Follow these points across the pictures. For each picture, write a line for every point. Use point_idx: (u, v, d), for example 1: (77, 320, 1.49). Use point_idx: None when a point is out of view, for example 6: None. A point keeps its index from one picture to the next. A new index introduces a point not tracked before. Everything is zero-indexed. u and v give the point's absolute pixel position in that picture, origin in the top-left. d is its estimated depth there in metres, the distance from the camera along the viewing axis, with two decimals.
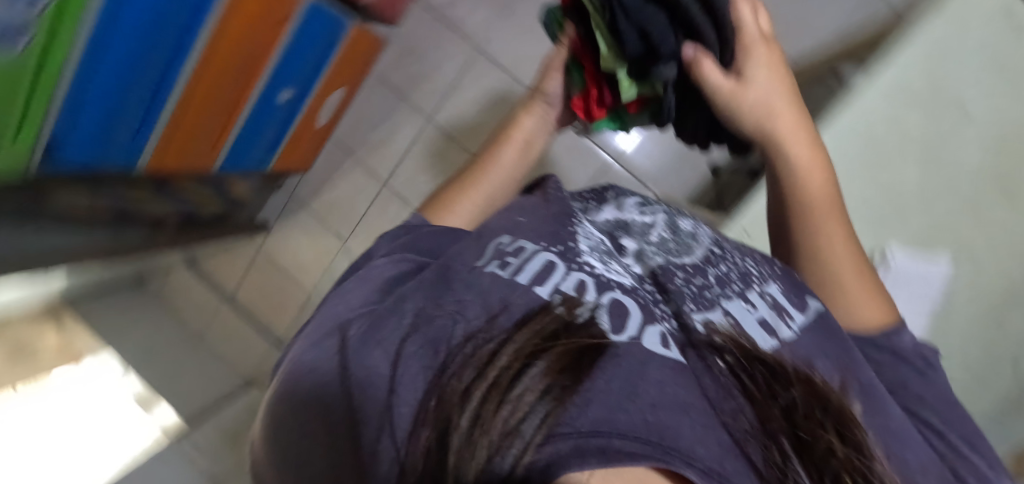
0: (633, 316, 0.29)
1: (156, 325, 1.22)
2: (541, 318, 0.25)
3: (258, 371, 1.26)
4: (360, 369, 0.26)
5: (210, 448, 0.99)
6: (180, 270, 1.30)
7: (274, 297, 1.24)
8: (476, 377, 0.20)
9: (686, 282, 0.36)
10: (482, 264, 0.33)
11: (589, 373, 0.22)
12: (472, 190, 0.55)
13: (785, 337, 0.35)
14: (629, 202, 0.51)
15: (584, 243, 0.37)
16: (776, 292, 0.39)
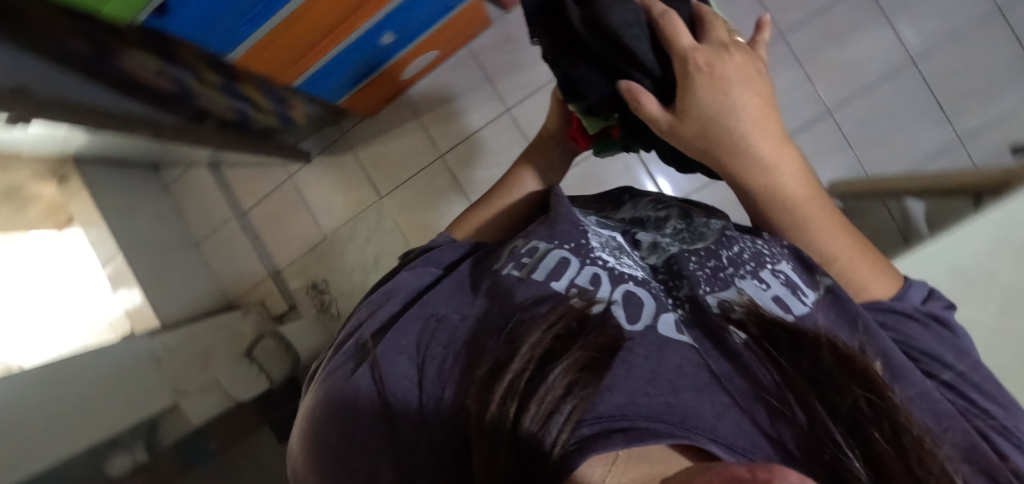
0: (648, 307, 0.37)
1: (158, 216, 1.18)
2: (555, 319, 0.34)
3: (246, 297, 1.21)
4: (398, 371, 0.37)
5: (176, 359, 0.93)
6: (199, 169, 1.19)
7: (288, 229, 1.19)
8: (515, 374, 0.29)
9: (700, 265, 0.41)
10: (503, 268, 0.44)
11: (608, 367, 0.30)
12: (494, 206, 0.62)
13: (799, 313, 0.38)
14: (643, 203, 0.58)
15: (594, 241, 0.45)
16: (790, 269, 0.41)
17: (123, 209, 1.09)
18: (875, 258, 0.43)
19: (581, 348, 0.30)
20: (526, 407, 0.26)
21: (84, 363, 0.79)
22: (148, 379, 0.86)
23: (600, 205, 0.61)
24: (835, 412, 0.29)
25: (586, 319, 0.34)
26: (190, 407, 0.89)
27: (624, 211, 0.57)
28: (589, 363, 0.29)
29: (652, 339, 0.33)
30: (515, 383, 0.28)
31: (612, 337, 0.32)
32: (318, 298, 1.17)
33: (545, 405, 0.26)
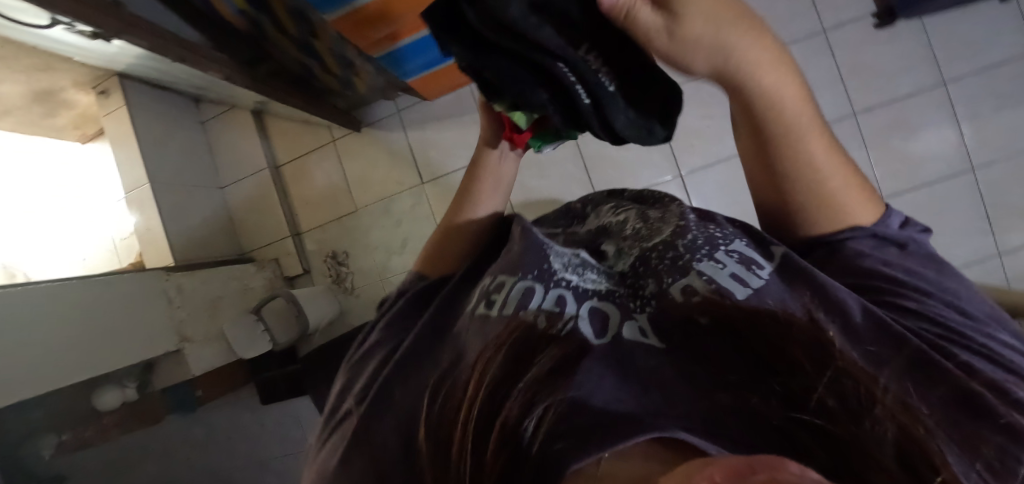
0: (613, 316, 0.39)
1: (186, 150, 1.12)
2: (508, 335, 0.35)
3: (260, 252, 1.17)
4: (379, 434, 0.37)
5: (190, 304, 0.90)
6: (237, 114, 1.16)
7: (319, 193, 1.15)
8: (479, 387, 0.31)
9: (658, 263, 0.41)
10: (473, 309, 0.42)
11: (566, 379, 0.32)
12: (456, 232, 0.57)
13: (757, 285, 0.35)
14: (608, 207, 0.55)
15: (556, 262, 0.42)
16: (743, 245, 0.40)
17: (158, 138, 1.05)
18: (857, 174, 0.36)
19: (543, 364, 0.32)
20: (500, 413, 0.29)
21: (98, 289, 0.76)
22: (152, 320, 0.83)
23: (567, 222, 0.59)
24: (805, 383, 0.27)
25: (550, 337, 0.35)
26: (192, 355, 0.88)
27: (591, 221, 0.55)
28: (547, 379, 0.31)
29: (621, 349, 0.36)
30: (484, 395, 0.30)
31: (572, 349, 0.34)
32: (335, 269, 1.14)
33: (509, 414, 0.29)
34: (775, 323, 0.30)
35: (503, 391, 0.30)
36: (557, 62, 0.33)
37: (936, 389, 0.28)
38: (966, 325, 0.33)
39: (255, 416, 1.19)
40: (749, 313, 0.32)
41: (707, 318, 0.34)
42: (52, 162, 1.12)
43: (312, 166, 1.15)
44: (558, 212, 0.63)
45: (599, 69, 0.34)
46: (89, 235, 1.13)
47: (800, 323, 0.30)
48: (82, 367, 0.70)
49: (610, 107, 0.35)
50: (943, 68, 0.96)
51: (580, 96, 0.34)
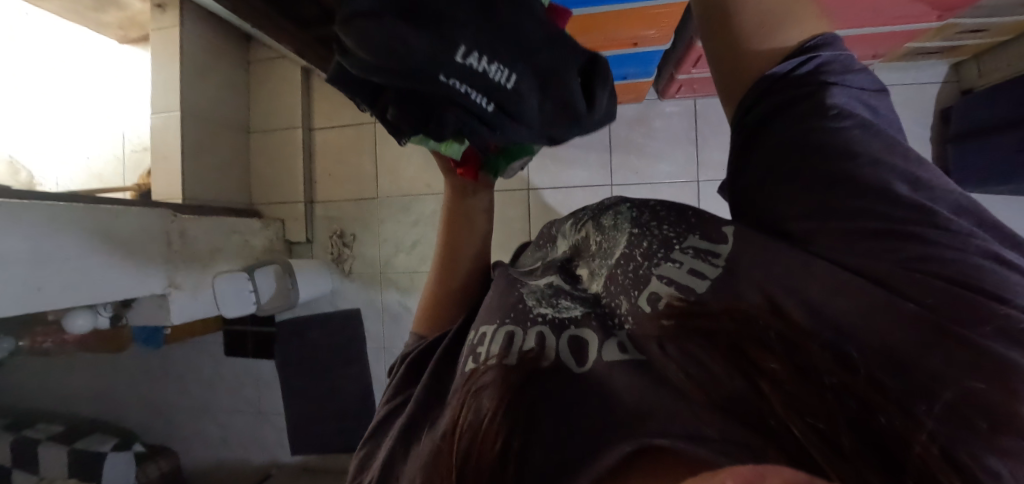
0: (593, 340, 0.32)
1: (225, 86, 1.09)
2: (478, 372, 0.33)
3: (269, 208, 1.15)
4: None
5: (189, 251, 0.89)
6: (287, 65, 1.12)
7: (344, 169, 1.13)
8: (457, 434, 0.30)
9: (623, 274, 0.33)
10: (462, 368, 0.35)
11: (548, 412, 0.29)
12: (445, 284, 0.51)
13: (715, 272, 0.29)
14: (570, 220, 0.47)
15: (529, 299, 0.37)
16: (699, 240, 0.31)
17: (201, 69, 1.02)
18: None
19: (498, 384, 0.31)
20: (470, 456, 0.29)
21: (103, 217, 0.75)
22: (148, 260, 0.82)
23: (540, 250, 0.50)
24: (775, 381, 0.24)
25: (526, 369, 0.31)
26: (176, 302, 0.86)
27: (561, 243, 0.46)
28: (514, 406, 0.30)
29: (599, 368, 0.30)
30: (465, 429, 0.30)
31: (527, 373, 0.31)
32: (337, 248, 1.13)
33: (488, 438, 0.29)
34: (741, 322, 0.26)
35: (480, 418, 0.30)
36: (441, 77, 0.25)
37: (900, 337, 0.23)
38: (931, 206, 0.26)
39: (214, 366, 1.16)
40: (712, 320, 0.27)
41: (671, 317, 0.29)
42: (86, 57, 1.07)
43: (345, 141, 1.12)
44: (537, 239, 0.54)
45: (490, 68, 0.26)
46: (100, 140, 1.07)
47: (762, 318, 0.26)
48: (59, 297, 0.68)
49: (518, 109, 0.29)
50: None
51: (481, 105, 0.28)
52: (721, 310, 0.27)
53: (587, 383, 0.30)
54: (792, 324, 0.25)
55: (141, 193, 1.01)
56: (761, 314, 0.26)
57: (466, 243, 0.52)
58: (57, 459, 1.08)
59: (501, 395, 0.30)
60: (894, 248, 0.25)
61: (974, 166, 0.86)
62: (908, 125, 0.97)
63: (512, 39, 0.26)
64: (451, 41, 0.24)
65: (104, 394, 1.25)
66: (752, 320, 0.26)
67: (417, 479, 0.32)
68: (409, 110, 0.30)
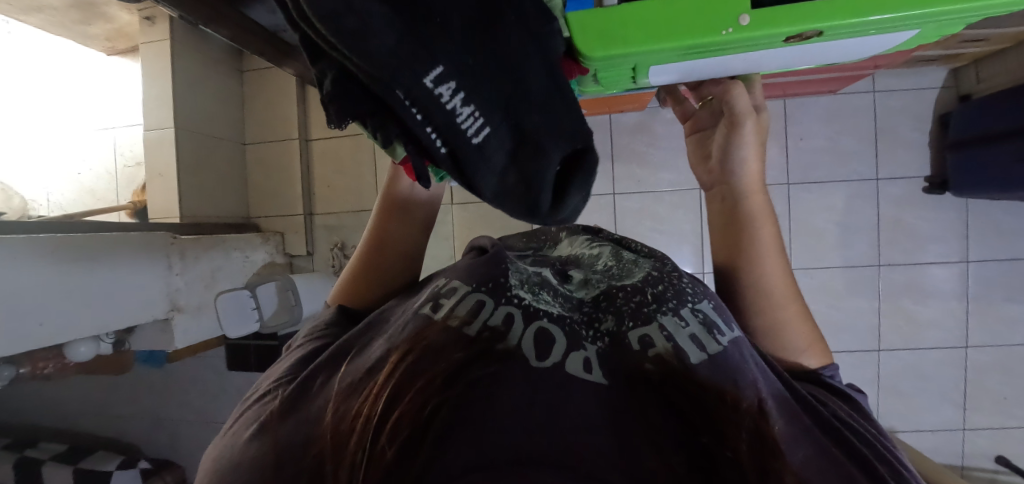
0: (560, 343, 0.31)
1: (220, 99, 1.06)
2: (435, 327, 0.32)
3: (267, 220, 1.14)
4: (287, 435, 0.28)
5: (193, 276, 0.91)
6: (282, 75, 1.10)
7: (344, 180, 1.11)
8: (391, 380, 0.29)
9: (624, 302, 0.34)
10: (418, 306, 0.35)
11: (493, 382, 0.28)
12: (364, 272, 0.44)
13: (717, 349, 0.30)
14: (582, 235, 0.49)
15: (512, 278, 0.36)
16: (711, 309, 0.33)
17: (194, 83, 0.99)
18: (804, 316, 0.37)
19: (452, 348, 0.30)
20: (398, 408, 0.28)
21: (105, 245, 0.74)
22: (149, 285, 0.82)
23: (535, 244, 0.52)
24: (734, 466, 0.25)
25: (484, 342, 0.31)
26: (180, 326, 0.87)
27: (562, 248, 0.49)
28: (457, 375, 0.29)
29: (557, 379, 0.29)
30: (399, 379, 0.29)
31: (479, 346, 0.30)
32: (339, 260, 1.11)
33: (418, 400, 0.28)
34: (727, 406, 0.27)
35: (417, 377, 0.29)
36: (397, 93, 0.21)
37: None
38: (866, 428, 0.31)
39: (217, 380, 1.16)
40: (698, 389, 0.28)
41: (655, 366, 0.30)
42: (71, 69, 1.04)
43: (344, 151, 1.10)
44: (532, 232, 0.56)
45: (462, 111, 0.23)
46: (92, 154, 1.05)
47: (745, 411, 0.27)
48: (64, 330, 0.68)
49: (474, 170, 0.24)
50: (970, 246, 0.97)
51: (432, 144, 0.23)
52: (711, 379, 0.28)
53: (543, 377, 0.29)
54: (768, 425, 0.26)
55: (137, 211, 0.99)
56: (746, 407, 0.27)
57: (394, 235, 0.44)
58: (63, 479, 1.08)
59: (450, 358, 0.29)
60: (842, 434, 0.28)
61: (974, 173, 0.87)
62: (905, 131, 0.98)
63: (498, 88, 0.24)
64: (427, 59, 0.21)
65: (107, 409, 1.24)
66: (736, 408, 0.27)
67: (336, 402, 0.29)
68: (343, 100, 0.23)
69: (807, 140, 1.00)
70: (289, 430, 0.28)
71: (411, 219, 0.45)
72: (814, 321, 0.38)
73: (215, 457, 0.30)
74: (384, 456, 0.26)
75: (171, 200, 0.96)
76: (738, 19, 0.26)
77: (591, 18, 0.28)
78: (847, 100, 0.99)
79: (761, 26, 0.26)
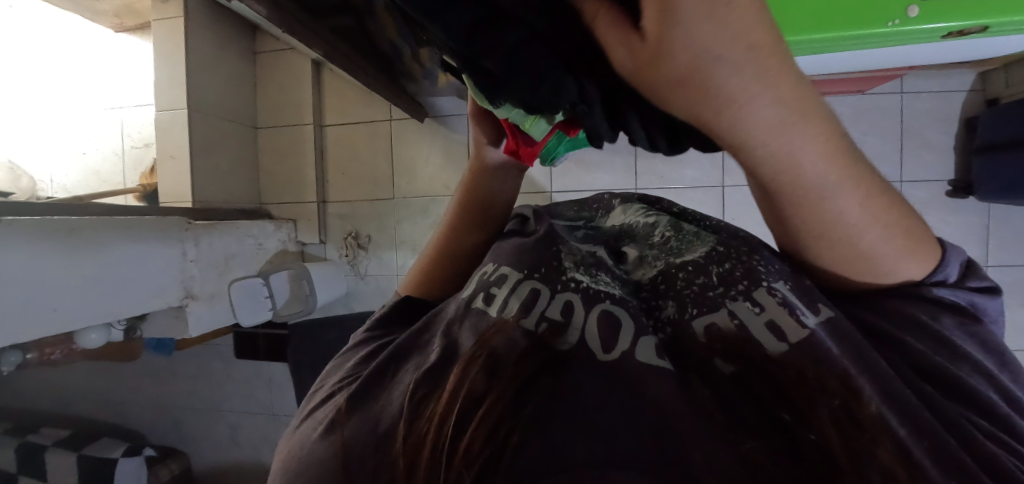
0: (626, 327, 0.27)
1: (234, 80, 1.03)
2: (491, 326, 0.29)
3: (280, 207, 1.11)
4: (355, 436, 0.26)
5: (206, 263, 0.88)
6: (296, 57, 1.06)
7: (359, 168, 1.08)
8: (453, 388, 0.26)
9: (685, 284, 0.29)
10: (468, 299, 0.32)
11: (561, 382, 0.25)
12: (437, 262, 0.42)
13: (803, 327, 0.24)
14: (637, 204, 0.44)
15: (565, 259, 0.32)
16: (789, 289, 0.26)
17: (207, 62, 0.96)
18: (895, 205, 0.21)
19: (516, 353, 0.27)
20: (460, 418, 0.25)
21: (120, 228, 0.72)
22: (164, 271, 0.80)
23: (586, 212, 0.48)
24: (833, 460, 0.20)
25: (546, 342, 0.27)
26: (194, 313, 0.85)
27: (614, 217, 0.44)
28: (519, 376, 0.26)
29: (627, 368, 0.25)
30: (463, 386, 0.26)
31: (542, 348, 0.27)
32: (352, 249, 1.08)
33: (486, 406, 0.25)
34: (813, 390, 0.22)
35: (480, 382, 0.26)
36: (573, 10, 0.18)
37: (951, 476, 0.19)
38: (961, 363, 0.23)
39: (225, 369, 1.13)
40: (780, 376, 0.23)
41: (728, 356, 0.25)
42: (79, 45, 1.00)
43: (360, 138, 1.07)
44: (586, 202, 0.51)
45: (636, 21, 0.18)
46: (97, 135, 1.01)
47: (833, 395, 0.22)
48: (78, 316, 0.66)
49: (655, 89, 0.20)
50: (990, 251, 0.97)
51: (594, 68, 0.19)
52: (793, 361, 0.23)
53: (612, 374, 0.25)
54: (868, 411, 0.21)
55: (147, 195, 0.96)
56: (833, 391, 0.22)
57: (466, 229, 0.42)
58: (66, 466, 1.05)
59: (514, 368, 0.26)
60: (942, 373, 0.23)
61: (1000, 178, 0.86)
62: (931, 133, 0.97)
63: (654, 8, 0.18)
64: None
65: (111, 396, 1.22)
66: (821, 392, 0.22)
67: (403, 405, 0.27)
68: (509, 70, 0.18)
69: None
70: (359, 428, 0.27)
71: (482, 214, 0.42)
72: (917, 236, 0.23)
73: (285, 457, 0.28)
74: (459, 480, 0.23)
75: (184, 184, 0.93)
76: (907, 12, 0.36)
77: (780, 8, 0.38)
78: (873, 100, 0.97)
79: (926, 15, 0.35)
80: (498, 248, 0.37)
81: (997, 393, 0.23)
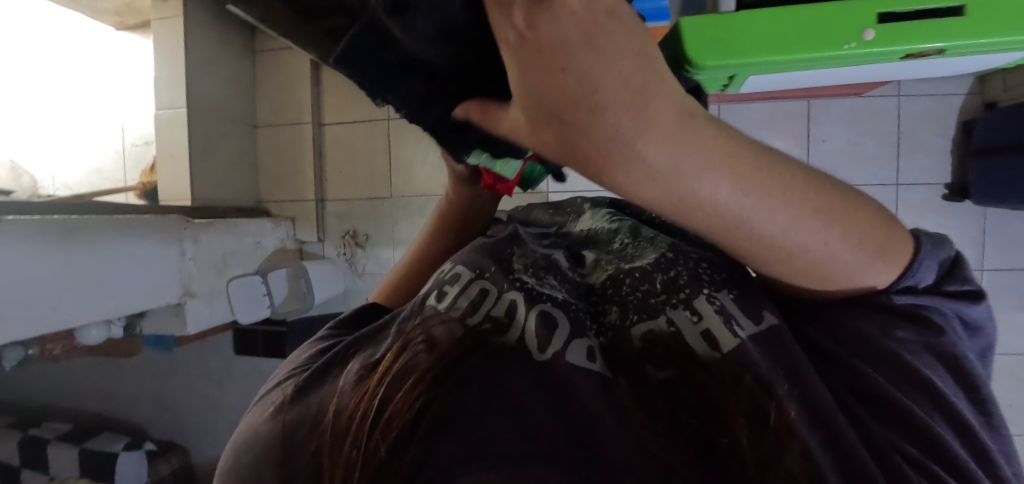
0: (563, 329, 0.28)
1: (233, 79, 1.04)
2: (434, 319, 0.29)
3: (278, 205, 1.12)
4: (298, 427, 0.27)
5: (204, 263, 0.89)
6: (295, 57, 1.07)
7: (357, 167, 1.08)
8: (389, 375, 0.27)
9: (630, 291, 0.30)
10: (421, 296, 0.32)
11: (497, 378, 0.26)
12: (411, 269, 0.46)
13: (736, 335, 0.25)
14: (604, 209, 0.44)
15: (516, 262, 0.33)
16: (729, 299, 0.27)
17: (207, 61, 0.96)
18: (844, 210, 0.20)
19: (449, 342, 0.28)
20: (391, 404, 0.26)
21: (115, 229, 0.72)
22: (163, 271, 0.81)
23: (559, 217, 0.49)
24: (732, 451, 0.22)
25: (483, 338, 0.28)
26: (192, 312, 0.86)
27: (584, 222, 0.44)
28: (452, 367, 0.27)
29: (559, 369, 0.26)
30: (396, 376, 0.26)
31: (476, 341, 0.28)
32: (350, 248, 1.09)
33: (417, 392, 0.26)
34: (727, 387, 0.24)
35: (412, 375, 0.26)
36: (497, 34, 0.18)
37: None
38: (912, 392, 0.24)
39: (223, 365, 1.15)
40: (704, 378, 0.25)
41: (659, 359, 0.26)
42: (79, 43, 1.01)
43: (358, 138, 1.08)
44: (559, 204, 0.52)
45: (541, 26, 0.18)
46: (98, 132, 1.02)
47: (748, 397, 0.23)
48: (78, 314, 0.67)
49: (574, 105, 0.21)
50: (985, 255, 0.97)
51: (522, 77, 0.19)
52: (717, 367, 0.25)
53: (543, 375, 0.27)
54: (783, 417, 0.22)
55: (147, 192, 0.97)
56: (750, 392, 0.23)
57: (440, 238, 0.47)
58: (68, 459, 1.07)
59: (448, 356, 0.27)
60: (887, 397, 0.24)
61: (994, 183, 0.86)
62: (928, 136, 0.97)
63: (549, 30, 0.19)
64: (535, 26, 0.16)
65: (113, 390, 1.24)
66: (737, 393, 0.24)
67: (342, 394, 0.27)
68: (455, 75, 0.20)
69: (829, 142, 0.99)
70: (302, 415, 0.27)
71: (455, 226, 0.47)
72: (875, 235, 0.22)
73: (234, 443, 0.29)
74: (375, 453, 0.24)
75: (184, 183, 0.94)
76: (863, 34, 0.34)
77: (710, 28, 0.34)
78: (870, 103, 0.97)
79: (882, 39, 0.34)
80: (466, 249, 0.37)
81: (948, 425, 0.23)
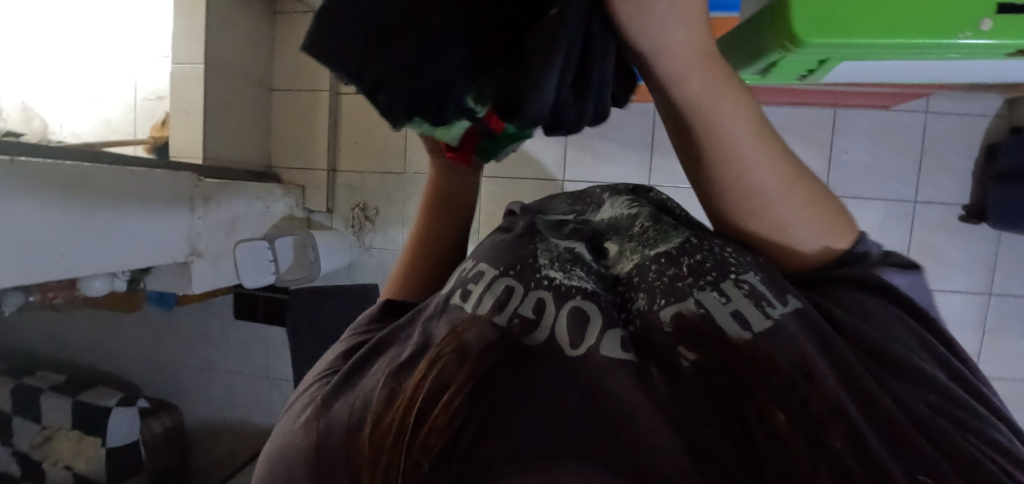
0: (595, 323, 0.26)
1: (252, 39, 1.01)
2: (462, 324, 0.28)
3: (289, 172, 1.10)
4: (334, 436, 0.26)
5: (212, 224, 0.88)
6: None
7: (372, 139, 1.06)
8: (424, 388, 0.26)
9: (657, 276, 0.28)
10: (444, 295, 0.31)
11: (532, 383, 0.25)
12: (420, 259, 0.43)
13: (766, 314, 0.24)
14: (625, 197, 0.42)
15: (542, 256, 0.30)
16: (757, 280, 0.26)
17: (227, 17, 0.94)
18: (807, 180, 0.28)
19: (482, 348, 0.26)
20: (430, 415, 0.25)
21: (124, 181, 0.71)
22: (170, 229, 0.79)
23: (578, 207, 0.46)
24: (771, 431, 0.21)
25: (514, 341, 0.27)
26: (198, 272, 0.85)
27: (603, 212, 0.42)
28: (488, 377, 0.25)
29: (592, 365, 0.25)
30: (431, 386, 0.26)
31: (509, 346, 0.27)
32: (359, 220, 1.08)
33: (455, 403, 0.25)
34: (761, 367, 0.23)
35: (449, 388, 0.25)
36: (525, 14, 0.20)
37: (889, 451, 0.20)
38: (919, 349, 0.24)
39: (222, 329, 1.14)
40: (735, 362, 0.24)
41: (692, 347, 0.25)
42: None
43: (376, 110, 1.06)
44: (577, 194, 0.49)
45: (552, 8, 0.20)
46: (110, 82, 1.00)
47: (781, 371, 0.23)
48: (84, 264, 0.65)
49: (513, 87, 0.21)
50: (995, 278, 0.97)
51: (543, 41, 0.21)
52: (749, 349, 0.24)
53: (574, 373, 0.25)
54: (818, 387, 0.22)
55: (158, 147, 0.95)
56: (781, 366, 0.23)
57: (449, 225, 0.45)
58: (62, 411, 1.06)
59: (480, 362, 0.26)
60: (902, 357, 0.23)
61: (1013, 207, 0.85)
62: (950, 155, 0.96)
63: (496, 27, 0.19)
64: None
65: (111, 345, 1.23)
66: (770, 368, 0.23)
67: (374, 403, 0.27)
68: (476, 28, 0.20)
69: (851, 154, 0.98)
70: (336, 427, 0.26)
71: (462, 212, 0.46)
72: (833, 208, 0.29)
73: (268, 457, 0.28)
74: (418, 468, 0.24)
75: (196, 140, 0.92)
76: (980, 24, 0.28)
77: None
78: (896, 117, 0.96)
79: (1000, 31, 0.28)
80: (488, 242, 0.35)
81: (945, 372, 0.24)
